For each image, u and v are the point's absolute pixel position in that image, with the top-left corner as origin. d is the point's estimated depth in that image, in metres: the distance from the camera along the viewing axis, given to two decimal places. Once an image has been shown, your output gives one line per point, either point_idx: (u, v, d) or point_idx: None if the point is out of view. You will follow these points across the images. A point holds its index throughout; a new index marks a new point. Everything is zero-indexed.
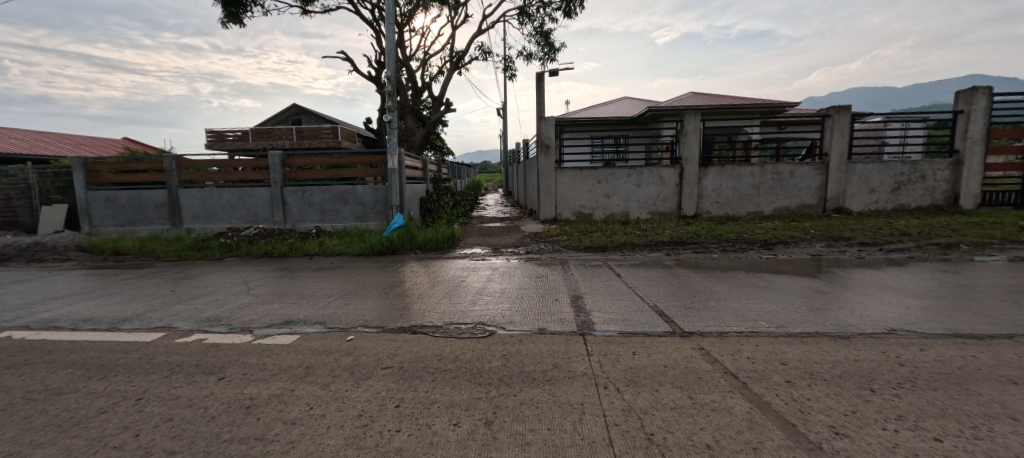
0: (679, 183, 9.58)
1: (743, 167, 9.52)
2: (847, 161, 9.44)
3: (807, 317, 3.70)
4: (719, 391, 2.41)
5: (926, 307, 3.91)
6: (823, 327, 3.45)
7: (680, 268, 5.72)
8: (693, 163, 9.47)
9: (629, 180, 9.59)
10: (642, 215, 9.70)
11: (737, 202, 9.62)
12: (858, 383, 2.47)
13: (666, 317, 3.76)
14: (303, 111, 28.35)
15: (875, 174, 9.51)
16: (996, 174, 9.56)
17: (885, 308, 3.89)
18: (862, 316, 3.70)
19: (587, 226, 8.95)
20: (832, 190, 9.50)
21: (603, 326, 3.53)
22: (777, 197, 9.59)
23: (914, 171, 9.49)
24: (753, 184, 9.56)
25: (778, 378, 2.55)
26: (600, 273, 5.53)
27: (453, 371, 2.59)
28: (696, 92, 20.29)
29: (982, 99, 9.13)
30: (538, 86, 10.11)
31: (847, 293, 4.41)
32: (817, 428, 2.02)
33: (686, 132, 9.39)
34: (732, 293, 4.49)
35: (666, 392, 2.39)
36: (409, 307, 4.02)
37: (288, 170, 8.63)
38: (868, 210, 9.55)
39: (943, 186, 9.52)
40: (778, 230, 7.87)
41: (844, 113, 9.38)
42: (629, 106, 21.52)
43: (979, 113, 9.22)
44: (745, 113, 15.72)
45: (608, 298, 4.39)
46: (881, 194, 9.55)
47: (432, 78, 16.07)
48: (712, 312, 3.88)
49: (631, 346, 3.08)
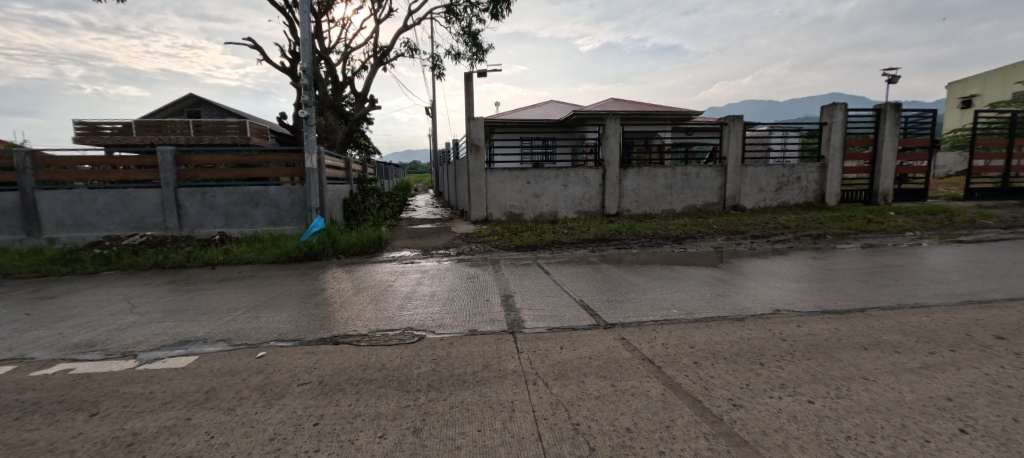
0: (602, 184, 10.11)
1: (658, 169, 10.32)
2: (741, 164, 10.67)
3: (712, 303, 4.11)
4: (638, 377, 2.59)
5: (803, 289, 4.55)
6: (723, 311, 3.86)
7: (603, 264, 6.04)
8: (615, 164, 10.05)
9: (556, 180, 9.92)
10: (569, 214, 10.09)
11: (653, 202, 10.39)
12: (751, 359, 2.80)
13: (591, 311, 3.95)
14: (203, 103, 25.33)
15: (763, 175, 10.87)
16: (853, 176, 11.47)
17: (772, 292, 4.47)
18: (754, 300, 4.21)
19: (518, 225, 9.11)
20: (730, 189, 10.67)
21: (532, 323, 3.61)
22: (686, 197, 10.54)
23: (793, 173, 11.03)
24: (665, 184, 10.40)
25: (688, 361, 2.81)
26: (530, 272, 5.65)
27: (379, 381, 2.48)
28: (616, 99, 21.58)
29: (839, 113, 10.80)
30: (466, 88, 10.04)
31: (743, 280, 4.99)
32: (719, 402, 2.26)
33: (607, 135, 9.95)
34: (650, 285, 4.84)
35: (590, 382, 2.52)
36: (331, 316, 3.77)
37: (183, 168, 7.64)
38: (758, 207, 10.88)
39: (813, 185, 11.16)
40: (687, 226, 8.64)
41: (738, 121, 10.56)
42: (555, 109, 22.22)
43: (837, 125, 10.92)
44: (658, 120, 17.05)
45: (537, 295, 4.50)
46: (768, 192, 10.94)
47: (353, 73, 15.20)
48: (632, 304, 4.16)
49: (558, 341, 3.18)
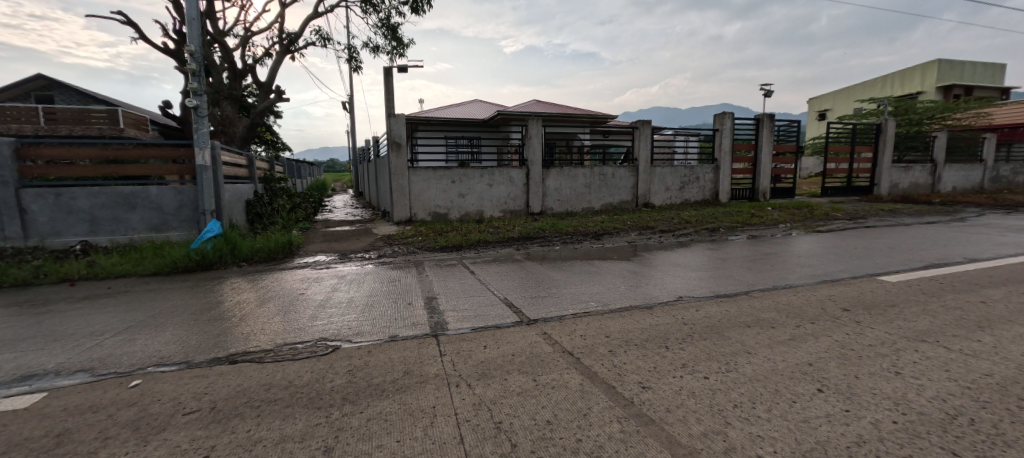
0: (526, 183, 10.33)
1: (577, 169, 10.81)
2: (649, 165, 11.60)
3: (625, 294, 4.42)
4: (558, 369, 2.68)
5: (702, 277, 5.08)
6: (636, 301, 4.16)
7: (527, 262, 6.18)
8: (537, 164, 10.31)
9: (481, 179, 9.92)
10: (494, 213, 10.15)
11: (573, 200, 10.86)
12: (658, 343, 3.06)
13: (515, 308, 4.02)
14: (58, 85, 21.20)
15: (668, 175, 11.93)
16: (740, 176, 13.05)
17: (678, 281, 4.93)
18: (663, 289, 4.61)
19: (443, 225, 8.95)
20: (641, 188, 11.55)
21: (456, 324, 3.56)
22: (603, 195, 11.18)
23: (692, 174, 12.26)
24: (584, 183, 10.93)
25: (603, 350, 2.98)
26: (455, 272, 5.59)
27: (286, 400, 2.27)
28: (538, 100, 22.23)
29: (728, 121, 12.26)
30: (385, 83, 9.61)
31: (653, 272, 5.43)
32: (630, 386, 2.43)
33: (530, 135, 10.18)
34: (571, 280, 5.05)
35: (513, 379, 2.56)
36: (229, 332, 3.38)
37: (28, 165, 6.34)
38: (665, 204, 11.92)
39: (709, 185, 12.53)
40: (605, 223, 9.16)
41: (647, 126, 11.45)
42: (479, 109, 22.22)
43: (726, 132, 12.39)
44: (576, 122, 17.84)
45: (461, 296, 4.46)
46: (672, 191, 12.04)
47: (256, 60, 13.74)
48: (554, 299, 4.31)
49: (482, 341, 3.19)
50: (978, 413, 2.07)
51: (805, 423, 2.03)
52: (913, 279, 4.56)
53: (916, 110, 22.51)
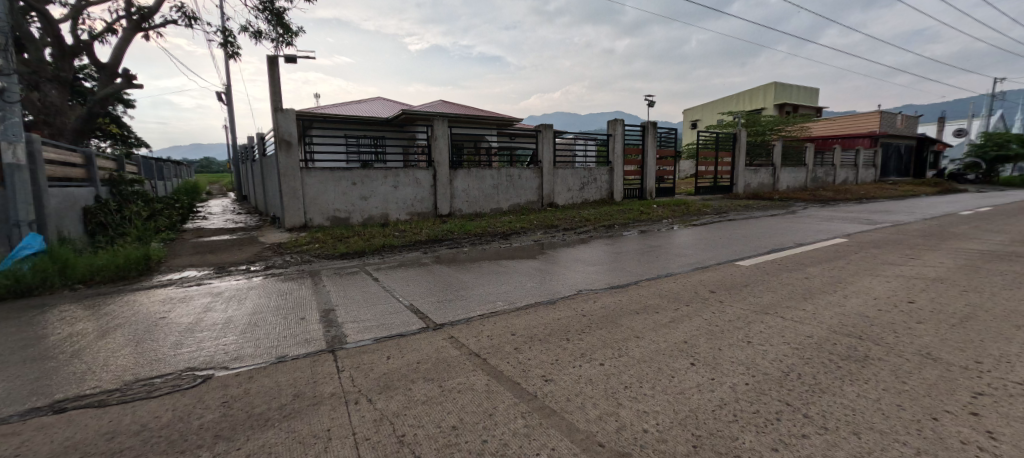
0: (433, 185, 10.10)
1: (485, 171, 10.89)
2: (552, 167, 12.17)
3: (532, 291, 4.57)
4: (465, 372, 2.67)
5: (601, 270, 5.48)
6: (540, 297, 4.33)
7: (435, 265, 6.06)
8: (444, 166, 10.15)
9: (385, 181, 9.45)
10: (401, 216, 9.75)
11: (482, 201, 10.92)
12: (560, 336, 3.22)
13: (421, 314, 3.90)
14: None
15: (569, 177, 12.65)
16: (631, 177, 14.37)
17: (580, 276, 5.24)
18: (566, 284, 4.86)
19: (343, 231, 8.34)
20: (545, 189, 12.06)
21: (356, 336, 3.33)
22: (510, 196, 11.44)
23: (590, 175, 13.16)
24: (492, 185, 11.05)
25: (509, 348, 3.03)
26: (356, 280, 5.24)
27: (138, 449, 1.91)
28: (444, 101, 21.94)
29: (619, 127, 13.41)
30: (269, 73, 8.61)
31: (558, 268, 5.70)
32: (534, 380, 2.51)
33: (436, 136, 9.99)
34: (480, 281, 5.07)
35: (418, 387, 2.48)
36: (58, 373, 2.73)
37: None
38: (567, 204, 12.61)
39: (604, 185, 13.59)
40: (512, 223, 9.37)
41: (549, 129, 12.00)
42: (381, 107, 21.20)
43: (618, 137, 13.55)
44: (482, 124, 17.99)
45: (363, 305, 4.19)
46: (573, 191, 12.80)
47: (95, 37, 11.37)
48: (462, 301, 4.28)
49: (385, 351, 3.03)
50: (804, 368, 2.55)
51: (682, 394, 2.30)
52: (764, 262, 5.45)
53: (762, 122, 27.08)
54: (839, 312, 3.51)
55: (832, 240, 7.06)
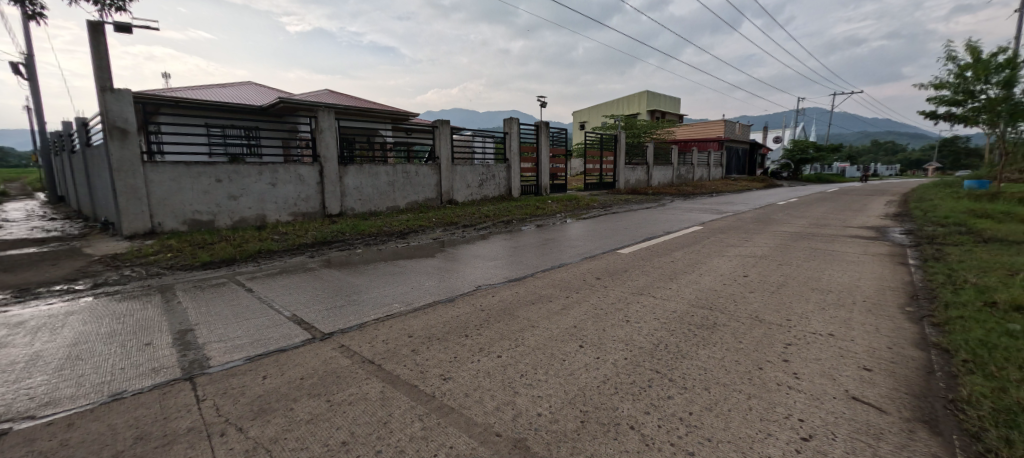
0: (319, 181, 9.21)
1: (379, 167, 10.27)
2: (450, 164, 12.03)
3: (430, 290, 4.45)
4: (357, 381, 2.48)
5: (500, 265, 5.58)
6: (440, 295, 4.23)
7: (323, 269, 5.54)
8: (332, 161, 9.33)
9: (261, 177, 8.33)
10: (281, 216, 8.70)
11: (377, 199, 10.27)
12: (458, 333, 3.19)
13: (306, 324, 3.53)
14: None
15: (467, 173, 12.63)
16: (527, 174, 14.91)
17: (479, 271, 5.27)
18: (465, 280, 4.85)
19: (206, 235, 7.17)
20: (444, 186, 11.87)
21: (223, 358, 2.88)
22: (408, 193, 10.97)
23: (488, 172, 13.31)
24: (387, 182, 10.48)
25: (406, 351, 2.90)
26: (224, 292, 4.54)
27: None
28: (330, 90, 20.21)
29: (514, 126, 13.81)
30: (92, 43, 6.95)
31: (457, 265, 5.65)
32: (431, 380, 2.45)
33: (321, 128, 9.13)
34: (374, 284, 4.77)
35: (301, 405, 2.23)
36: None
37: None
38: (466, 200, 12.59)
39: (502, 182, 13.89)
40: (409, 221, 9.03)
41: (446, 125, 11.82)
42: (253, 93, 18.72)
43: (513, 135, 13.96)
44: (374, 117, 16.98)
45: (232, 321, 3.64)
46: (472, 188, 12.82)
47: None
48: (354, 307, 3.98)
49: (260, 371, 2.67)
50: (671, 339, 2.92)
51: (572, 375, 2.45)
52: (643, 250, 6.09)
53: (638, 125, 30.30)
54: (699, 289, 4.09)
55: (693, 228, 8.20)
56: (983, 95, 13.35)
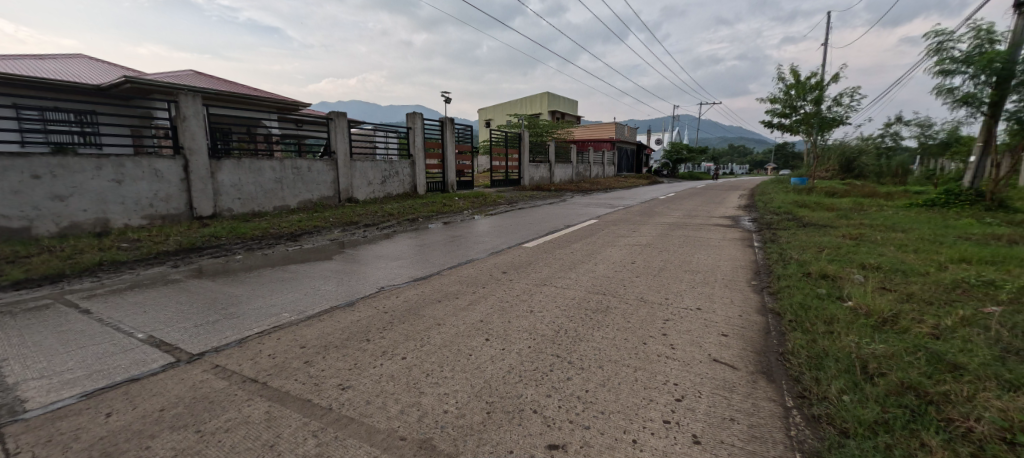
0: (184, 178, 7.87)
1: (263, 161, 9.13)
2: (348, 159, 11.23)
3: (327, 295, 4.10)
4: (236, 404, 2.19)
5: (404, 264, 5.39)
6: (338, 300, 3.92)
7: (192, 279, 4.79)
8: (201, 153, 8.05)
9: (100, 173, 6.74)
10: (133, 221, 7.15)
11: (262, 198, 9.13)
12: (359, 338, 3.00)
13: (167, 346, 2.96)
14: None
15: (368, 170, 11.91)
16: (432, 171, 14.60)
17: (382, 272, 5.01)
18: (367, 282, 4.57)
19: (20, 246, 5.69)
20: (342, 183, 11.03)
21: (47, 398, 2.31)
22: (299, 191, 9.95)
23: (391, 168, 12.73)
24: (274, 179, 9.37)
25: (297, 363, 2.63)
26: (50, 317, 3.64)
27: None
28: (197, 72, 17.44)
29: (418, 121, 13.43)
30: None
31: (359, 267, 5.31)
32: (327, 392, 2.27)
33: (185, 116, 7.83)
34: (260, 292, 4.25)
35: (163, 441, 1.90)
36: None
37: None
38: (367, 198, 11.87)
39: (406, 179, 13.40)
40: (301, 222, 8.24)
41: (342, 118, 11.01)
42: (88, 69, 15.31)
43: (417, 130, 13.56)
44: (255, 105, 15.08)
45: (61, 351, 2.92)
46: (374, 185, 12.15)
47: None
48: (234, 319, 3.47)
49: (103, 407, 2.20)
50: (569, 324, 3.11)
51: (478, 369, 2.48)
52: (547, 243, 6.38)
53: (539, 125, 31.57)
54: (595, 277, 4.40)
55: (590, 221, 8.82)
56: (802, 110, 16.57)
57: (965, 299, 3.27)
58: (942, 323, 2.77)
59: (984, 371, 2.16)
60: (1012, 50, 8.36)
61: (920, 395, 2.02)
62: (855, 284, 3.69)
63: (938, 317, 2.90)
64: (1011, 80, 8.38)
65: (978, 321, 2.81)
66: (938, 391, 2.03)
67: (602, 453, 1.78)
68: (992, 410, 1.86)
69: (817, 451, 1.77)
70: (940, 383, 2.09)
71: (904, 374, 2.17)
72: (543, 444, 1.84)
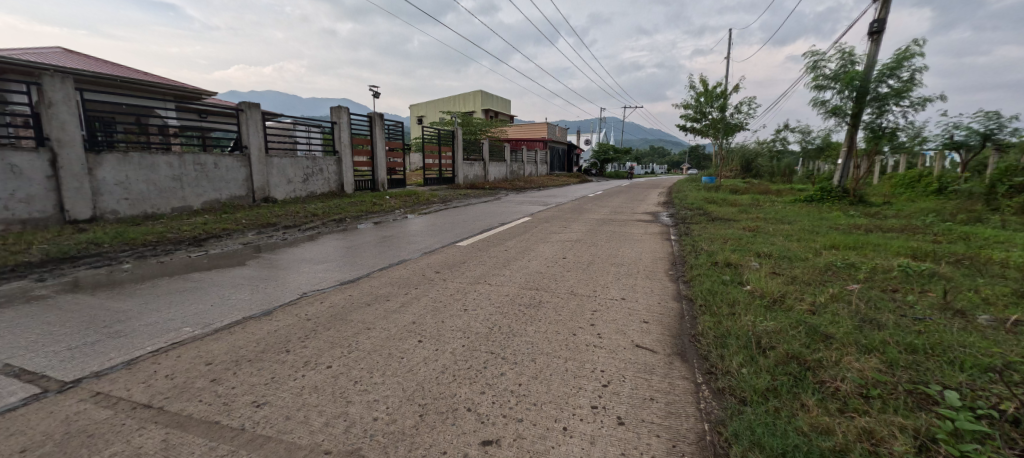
0: (53, 174, 6.69)
1: (158, 156, 8.06)
2: (263, 155, 10.31)
3: (238, 305, 3.73)
4: (125, 434, 1.92)
5: (330, 268, 5.08)
6: (252, 310, 3.58)
7: (66, 294, 4.09)
8: (75, 146, 6.90)
9: None
10: None
11: (156, 198, 8.03)
12: (277, 349, 2.77)
13: (29, 375, 2.48)
14: None
15: (287, 167, 11.03)
16: (361, 168, 13.93)
17: (304, 277, 4.67)
18: (286, 289, 4.23)
19: None
20: (256, 181, 10.09)
21: None
22: (204, 190, 8.93)
23: (314, 165, 11.92)
24: (173, 176, 8.31)
25: (203, 381, 2.36)
26: None
27: None
28: (68, 50, 14.89)
29: (344, 115, 12.74)
30: None
31: (277, 272, 4.91)
32: (239, 411, 2.07)
33: (53, 101, 6.67)
34: (156, 305, 3.75)
35: None
36: None
37: None
38: (287, 198, 10.99)
39: (331, 177, 12.63)
40: (207, 224, 7.41)
41: (254, 110, 10.08)
42: None
43: (343, 125, 12.86)
44: (147, 92, 13.25)
45: None
46: (295, 184, 11.28)
47: None
48: (119, 338, 3.00)
49: None
50: (502, 321, 3.15)
51: (410, 371, 2.42)
52: (483, 241, 6.38)
53: (472, 123, 31.46)
54: (528, 273, 4.50)
55: (524, 219, 8.98)
56: (710, 116, 18.30)
57: (835, 280, 3.84)
58: (818, 301, 3.24)
59: (847, 339, 2.57)
60: (868, 71, 9.95)
61: (801, 363, 2.34)
62: (752, 270, 4.17)
63: (815, 295, 3.39)
64: (867, 95, 9.97)
65: (844, 297, 3.32)
66: (814, 358, 2.36)
67: (534, 444, 1.83)
68: (852, 371, 2.22)
69: (722, 420, 1.97)
70: (815, 351, 2.45)
71: (789, 346, 2.50)
72: (477, 442, 1.84)
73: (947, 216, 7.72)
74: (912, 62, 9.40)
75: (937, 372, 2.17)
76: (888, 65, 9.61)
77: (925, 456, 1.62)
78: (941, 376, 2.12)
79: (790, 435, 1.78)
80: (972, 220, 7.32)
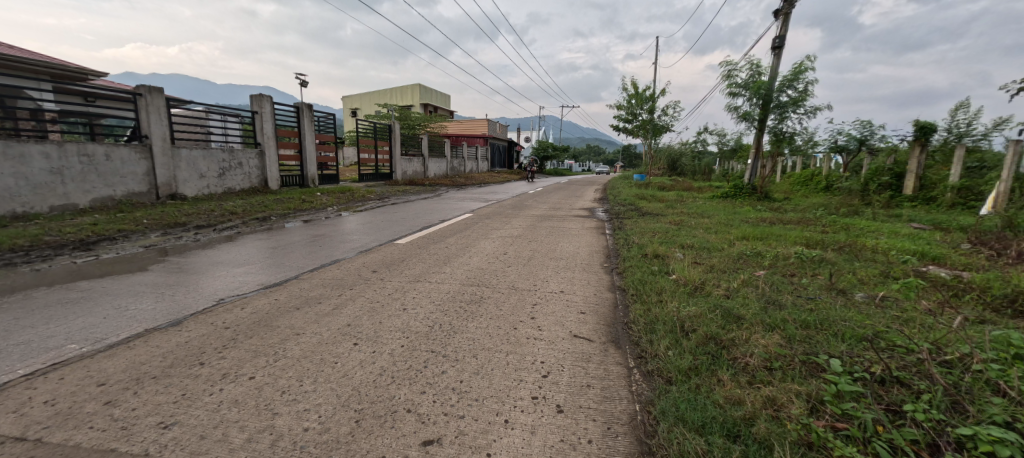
0: None
1: (31, 145, 6.89)
2: (169, 146, 9.20)
3: (142, 315, 3.31)
4: None
5: (251, 270, 4.67)
6: (157, 320, 3.19)
7: None
8: None
9: None
10: None
11: (29, 195, 6.84)
12: (189, 363, 2.49)
13: None
14: None
15: (199, 160, 9.94)
16: (287, 163, 12.94)
17: (221, 282, 4.25)
18: (198, 296, 3.80)
19: None
20: (160, 175, 8.98)
21: None
22: (94, 186, 7.78)
23: (231, 158, 10.86)
24: (51, 169, 7.13)
25: (97, 404, 2.07)
26: None
27: None
28: None
29: (266, 104, 11.77)
30: None
31: (189, 277, 4.41)
32: (142, 435, 1.84)
33: None
34: (31, 320, 3.20)
35: None
36: None
37: None
38: (198, 194, 9.90)
39: (252, 171, 11.60)
40: (99, 225, 6.47)
41: (156, 95, 8.97)
42: None
43: (266, 115, 11.88)
44: (17, 70, 11.27)
45: None
46: (208, 179, 10.20)
47: None
48: None
49: None
50: (442, 319, 3.10)
51: (343, 376, 2.30)
52: (423, 239, 6.25)
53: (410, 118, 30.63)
54: (469, 270, 4.48)
55: (465, 215, 8.92)
56: (640, 117, 19.39)
57: (746, 267, 4.27)
58: (731, 286, 3.57)
59: (756, 319, 2.86)
60: (771, 81, 11.12)
61: (717, 343, 2.57)
62: (677, 261, 4.50)
63: (729, 281, 3.73)
64: (771, 103, 11.13)
65: (752, 282, 3.70)
66: (728, 337, 2.60)
67: (475, 439, 1.83)
68: (759, 347, 2.47)
69: (651, 400, 2.10)
70: (729, 332, 2.69)
71: (707, 328, 2.73)
72: (417, 442, 1.80)
73: (834, 209, 8.90)
74: (806, 76, 10.66)
75: (824, 343, 2.49)
76: (787, 76, 10.81)
77: (816, 416, 1.85)
78: (828, 347, 2.44)
79: (709, 408, 1.95)
80: (852, 212, 8.53)
